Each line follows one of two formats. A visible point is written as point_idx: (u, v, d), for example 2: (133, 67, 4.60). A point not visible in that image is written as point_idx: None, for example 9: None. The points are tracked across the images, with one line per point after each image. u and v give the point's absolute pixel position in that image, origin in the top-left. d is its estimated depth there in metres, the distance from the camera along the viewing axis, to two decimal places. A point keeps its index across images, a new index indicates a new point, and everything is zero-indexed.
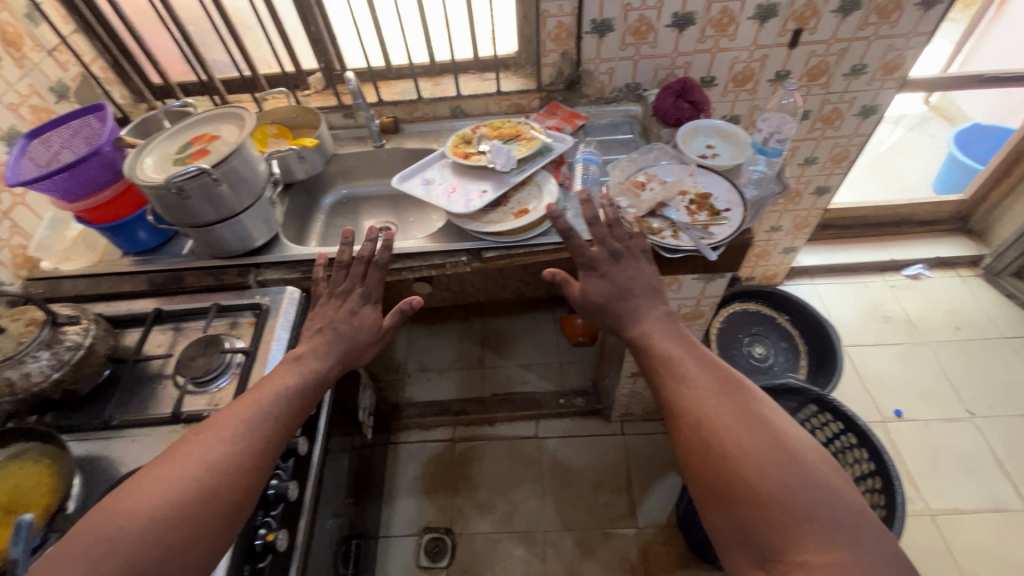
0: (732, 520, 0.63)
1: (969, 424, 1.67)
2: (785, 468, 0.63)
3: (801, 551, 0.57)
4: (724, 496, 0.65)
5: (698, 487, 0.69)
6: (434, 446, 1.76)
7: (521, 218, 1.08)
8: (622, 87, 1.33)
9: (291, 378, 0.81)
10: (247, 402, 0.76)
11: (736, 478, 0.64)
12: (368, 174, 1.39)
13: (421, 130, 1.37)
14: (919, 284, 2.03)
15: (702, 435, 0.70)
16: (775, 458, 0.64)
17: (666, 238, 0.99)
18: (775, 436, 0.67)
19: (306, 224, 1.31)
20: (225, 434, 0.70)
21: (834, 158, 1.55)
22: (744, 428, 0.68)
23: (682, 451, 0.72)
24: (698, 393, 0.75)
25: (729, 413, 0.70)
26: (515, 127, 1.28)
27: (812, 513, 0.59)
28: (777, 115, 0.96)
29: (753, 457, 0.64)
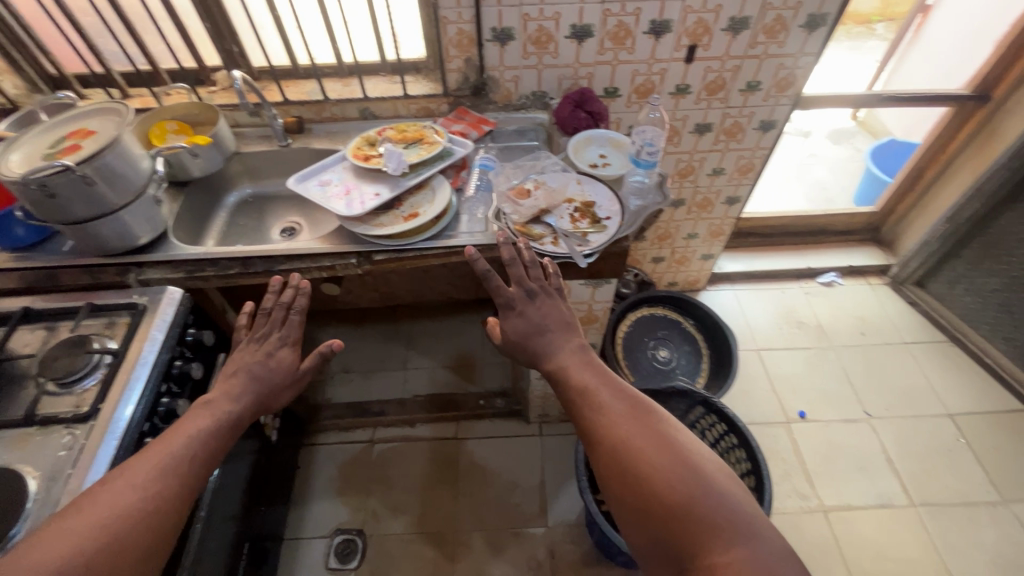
0: (651, 537, 0.68)
1: (866, 425, 1.76)
2: (693, 482, 0.69)
3: (715, 559, 0.62)
4: (644, 516, 0.69)
5: (620, 508, 0.73)
6: (352, 447, 1.75)
7: (409, 222, 1.09)
8: (528, 95, 1.35)
9: (203, 420, 0.81)
10: (162, 445, 0.75)
11: (652, 497, 0.69)
12: (274, 173, 1.38)
13: (330, 131, 1.37)
14: (831, 292, 2.13)
15: (620, 459, 0.74)
16: (683, 473, 0.70)
17: (545, 245, 1.02)
18: (681, 452, 0.73)
19: (205, 223, 1.28)
20: (141, 480, 0.69)
21: (740, 169, 1.61)
22: (654, 447, 0.74)
23: (604, 475, 0.76)
24: (613, 418, 0.80)
25: (641, 434, 0.76)
26: (419, 131, 1.29)
27: (721, 520, 0.65)
28: (653, 131, 1.01)
29: (664, 476, 0.70)
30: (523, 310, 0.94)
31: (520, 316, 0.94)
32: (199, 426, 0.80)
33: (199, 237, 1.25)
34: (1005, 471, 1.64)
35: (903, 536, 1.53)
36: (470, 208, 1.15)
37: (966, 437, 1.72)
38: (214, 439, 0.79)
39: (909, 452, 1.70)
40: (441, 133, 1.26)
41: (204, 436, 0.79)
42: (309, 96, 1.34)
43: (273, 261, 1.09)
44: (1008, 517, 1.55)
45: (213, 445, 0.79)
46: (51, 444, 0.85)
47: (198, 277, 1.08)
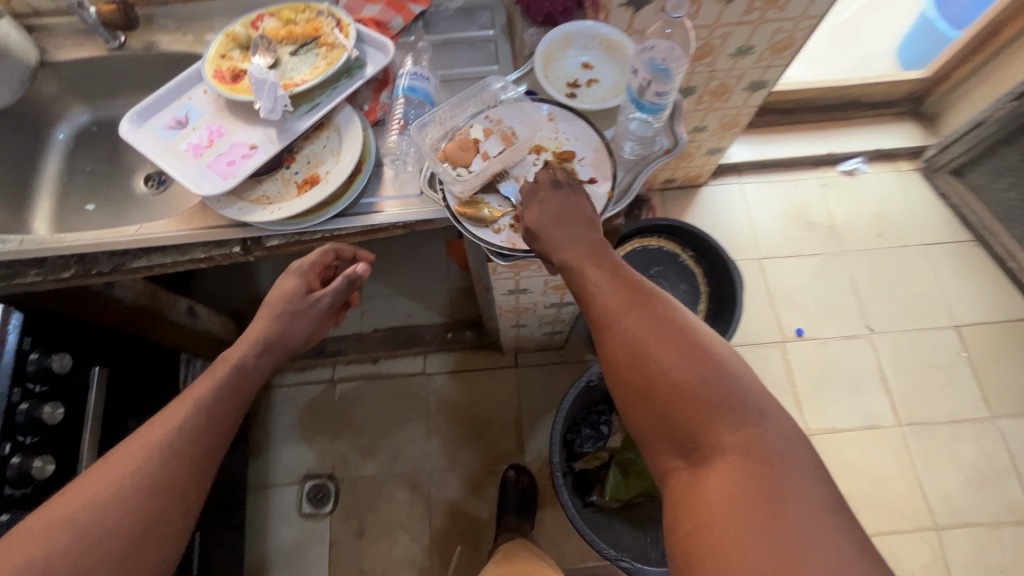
0: (661, 429, 0.59)
1: (866, 342, 1.63)
2: (714, 374, 0.59)
3: (727, 448, 0.56)
4: (652, 409, 0.59)
5: (623, 401, 0.63)
6: (312, 388, 1.61)
7: (304, 195, 0.75)
8: None
9: (209, 384, 0.74)
10: (162, 418, 0.69)
11: (667, 398, 0.58)
12: (119, 88, 0.96)
13: (184, 21, 0.92)
14: (852, 182, 1.82)
15: (628, 360, 0.61)
16: (696, 361, 0.59)
17: (501, 237, 0.72)
18: (699, 347, 0.60)
19: (30, 177, 0.91)
20: (141, 454, 0.64)
21: (773, 48, 1.19)
22: (670, 344, 0.60)
23: (608, 366, 0.64)
24: (617, 304, 0.64)
25: (655, 326, 0.62)
26: (313, 22, 0.86)
27: (732, 411, 0.57)
28: (665, 53, 0.65)
29: (674, 365, 0.59)
30: (540, 198, 0.70)
31: (538, 203, 0.69)
32: (203, 391, 0.73)
33: (27, 200, 0.90)
34: (1001, 387, 1.57)
35: (885, 457, 1.51)
36: (395, 159, 0.79)
37: (968, 351, 1.62)
38: (219, 401, 0.73)
39: (904, 368, 1.60)
40: (346, 25, 0.84)
41: (207, 401, 0.73)
42: None
43: (123, 256, 0.77)
44: (992, 434, 1.53)
45: (220, 409, 0.73)
46: None
47: (18, 284, 0.76)
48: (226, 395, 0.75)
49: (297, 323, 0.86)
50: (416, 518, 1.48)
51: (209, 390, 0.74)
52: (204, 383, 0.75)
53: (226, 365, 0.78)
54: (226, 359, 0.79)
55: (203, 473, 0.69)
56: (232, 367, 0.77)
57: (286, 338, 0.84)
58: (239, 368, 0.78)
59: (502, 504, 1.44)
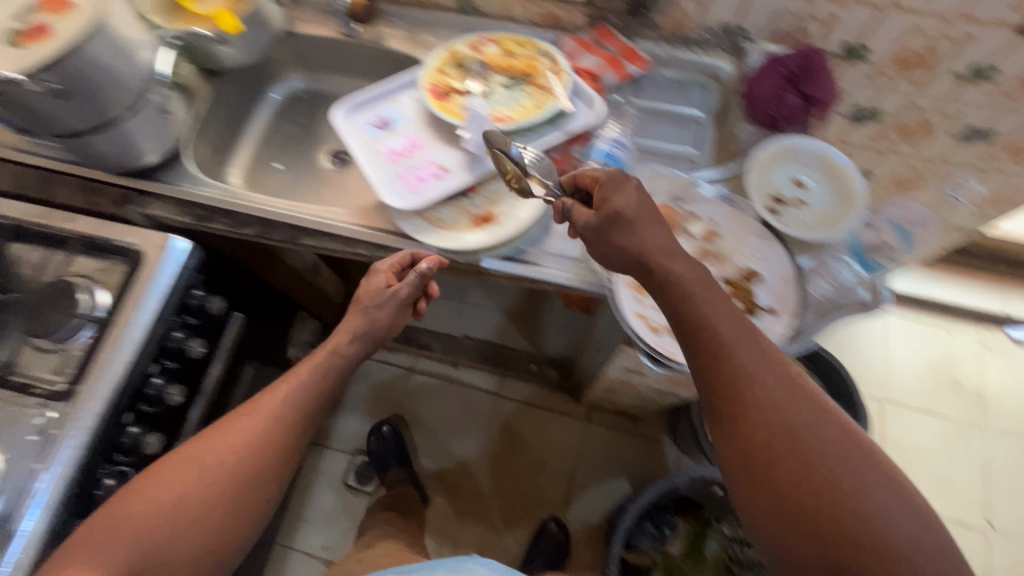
0: (816, 553, 0.51)
1: (979, 536, 1.42)
2: (882, 495, 0.53)
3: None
4: (808, 526, 0.52)
5: (756, 505, 0.55)
6: (391, 369, 1.66)
7: (477, 230, 0.75)
8: (715, 27, 0.85)
9: (286, 393, 0.74)
10: (228, 432, 0.70)
11: (832, 515, 0.52)
12: (335, 67, 1.03)
13: (411, 22, 0.96)
14: (1018, 353, 1.59)
15: (778, 460, 0.54)
16: (853, 468, 0.54)
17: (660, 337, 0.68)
18: (858, 458, 0.55)
19: (237, 125, 1.00)
20: (199, 477, 0.66)
21: (994, 199, 1.05)
22: (827, 450, 0.54)
23: (744, 463, 0.56)
24: (769, 393, 0.57)
25: (810, 427, 0.56)
26: (531, 60, 0.87)
27: (908, 548, 0.51)
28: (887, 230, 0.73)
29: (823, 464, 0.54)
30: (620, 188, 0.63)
31: (622, 192, 0.63)
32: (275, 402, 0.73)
33: (230, 146, 0.98)
34: None
35: None
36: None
37: None
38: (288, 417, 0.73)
39: None
40: (563, 74, 0.84)
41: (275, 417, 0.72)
42: None
43: (297, 231, 0.83)
44: None
45: (289, 424, 0.73)
46: (23, 421, 0.73)
47: (206, 227, 0.84)
48: (301, 406, 0.74)
49: (382, 310, 0.81)
50: (446, 531, 1.49)
51: (281, 399, 0.73)
52: (279, 389, 0.74)
53: (311, 364, 0.77)
54: (325, 346, 0.79)
55: (271, 486, 0.70)
56: (327, 352, 0.78)
57: (374, 328, 0.82)
58: (319, 372, 0.77)
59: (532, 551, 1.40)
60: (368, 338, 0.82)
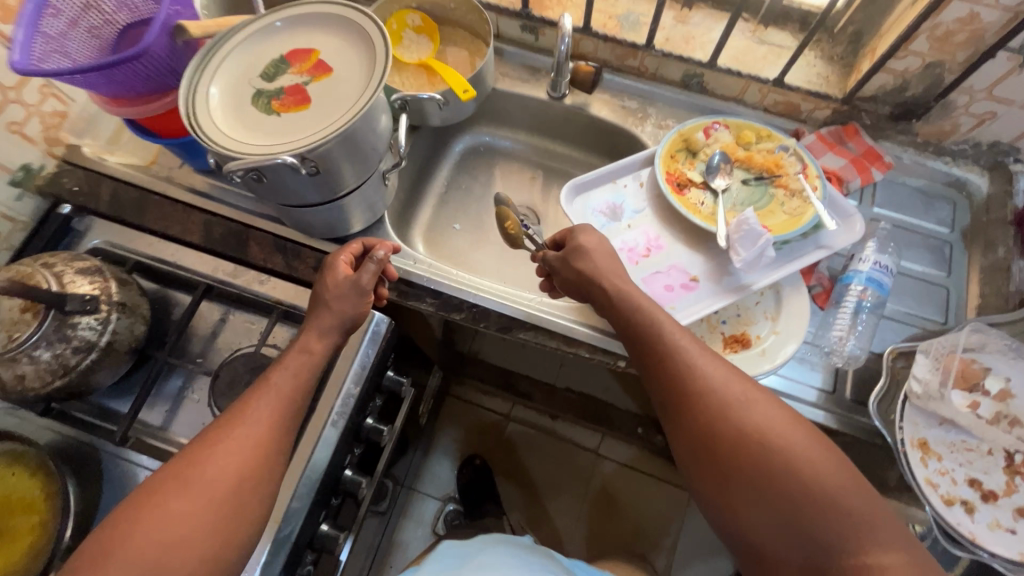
0: (789, 536, 0.48)
1: None
2: (808, 450, 0.51)
3: (860, 551, 0.46)
4: (767, 503, 0.50)
5: (714, 496, 0.53)
6: (486, 414, 1.60)
7: (733, 355, 0.68)
8: (981, 142, 0.78)
9: (266, 402, 0.57)
10: (213, 457, 0.53)
11: (768, 483, 0.50)
12: (525, 125, 0.96)
13: (627, 93, 0.89)
14: None
15: (741, 455, 0.51)
16: (775, 440, 0.52)
17: (955, 514, 0.60)
18: (767, 438, 0.52)
19: (421, 182, 0.93)
20: (171, 528, 0.48)
21: None
22: (785, 427, 0.52)
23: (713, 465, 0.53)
24: (724, 387, 0.55)
25: (742, 404, 0.54)
26: (774, 155, 0.79)
27: (872, 515, 0.48)
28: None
29: (790, 452, 0.50)
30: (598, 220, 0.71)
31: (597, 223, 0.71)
32: (255, 412, 0.56)
33: (412, 203, 0.91)
34: None
35: None
36: (839, 353, 0.70)
37: None
38: (272, 431, 0.56)
39: None
40: (816, 179, 0.76)
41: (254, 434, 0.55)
42: (622, 31, 0.84)
43: (511, 323, 0.75)
44: None
45: (274, 442, 0.56)
46: None
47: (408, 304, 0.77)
48: (286, 423, 0.58)
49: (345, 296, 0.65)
50: None
51: (256, 411, 0.57)
52: (257, 400, 0.58)
53: (288, 368, 0.61)
54: (292, 351, 0.62)
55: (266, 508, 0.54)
56: (301, 357, 0.62)
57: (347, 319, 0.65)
58: (298, 378, 0.60)
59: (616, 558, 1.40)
60: (339, 333, 0.65)
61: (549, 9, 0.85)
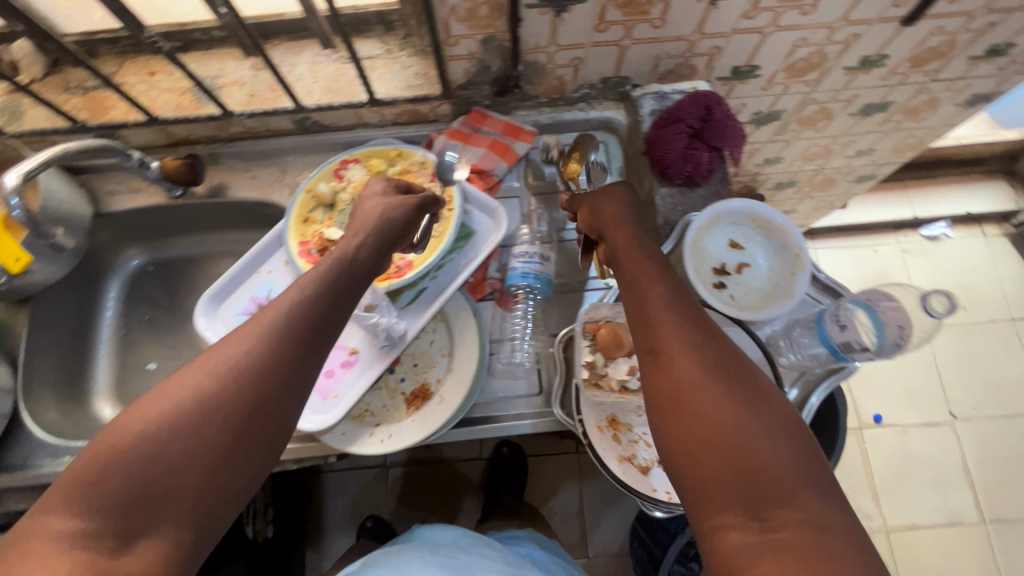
0: (723, 475, 0.41)
1: (948, 430, 1.53)
2: (759, 409, 0.44)
3: (789, 502, 0.39)
4: (709, 442, 0.42)
5: (669, 432, 0.45)
6: (365, 472, 1.52)
7: (416, 413, 0.64)
8: (595, 82, 0.75)
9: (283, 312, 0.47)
10: (221, 380, 0.43)
11: (710, 427, 0.42)
12: (177, 228, 0.85)
13: (253, 160, 0.80)
14: (936, 248, 1.67)
15: (684, 388, 0.45)
16: (739, 392, 0.44)
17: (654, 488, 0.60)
18: (731, 386, 0.45)
19: (82, 339, 0.81)
20: (188, 416, 0.41)
21: (897, 149, 1.05)
22: (732, 368, 0.46)
23: (655, 398, 0.47)
24: (677, 325, 0.49)
25: (697, 341, 0.48)
26: (408, 176, 0.74)
27: (804, 473, 0.41)
28: (899, 319, 0.50)
29: (747, 403, 0.44)
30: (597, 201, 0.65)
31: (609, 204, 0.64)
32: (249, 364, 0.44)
33: (79, 365, 0.79)
34: None
35: (969, 556, 1.42)
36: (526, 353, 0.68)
37: None
38: (283, 338, 0.46)
39: (989, 459, 1.50)
40: (576, 169, 0.75)
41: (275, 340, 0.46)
42: (199, 105, 0.74)
43: None
44: None
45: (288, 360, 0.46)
46: None
47: None
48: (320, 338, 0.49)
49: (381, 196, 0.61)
50: None
51: (264, 315, 0.47)
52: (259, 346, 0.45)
53: (315, 271, 0.51)
54: None
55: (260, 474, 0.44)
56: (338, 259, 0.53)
57: (387, 228, 0.58)
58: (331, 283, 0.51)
59: (500, 481, 1.44)
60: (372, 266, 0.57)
61: (111, 109, 0.74)
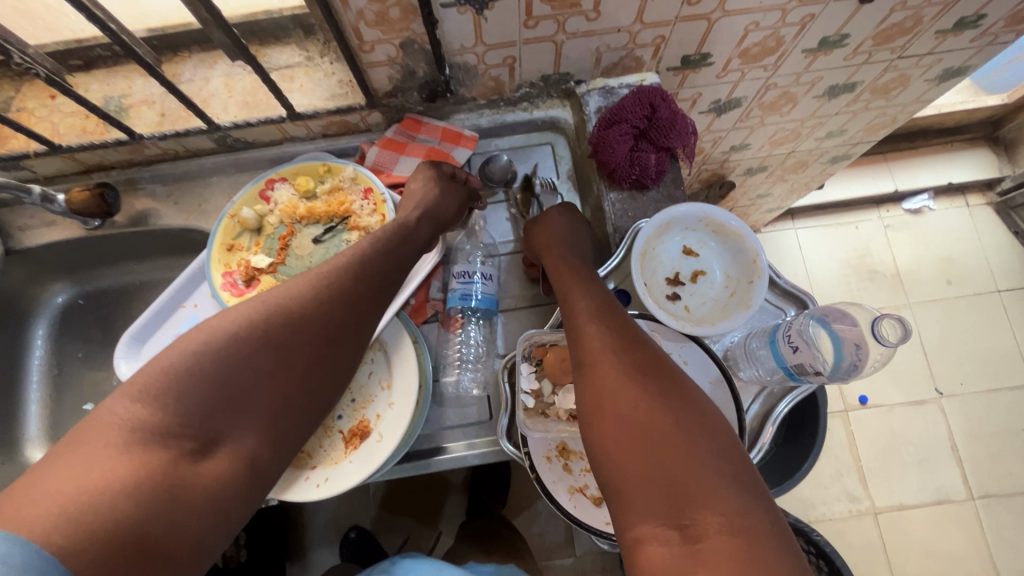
0: (646, 477, 0.39)
1: (934, 407, 1.50)
2: (686, 408, 0.42)
3: (710, 503, 0.37)
4: (633, 442, 0.41)
5: (598, 432, 0.44)
6: None
7: (353, 454, 0.60)
8: (535, 81, 0.70)
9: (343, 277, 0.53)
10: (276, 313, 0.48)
11: (632, 427, 0.42)
12: (102, 261, 0.79)
13: (175, 184, 0.75)
14: (918, 222, 1.63)
15: (606, 393, 0.45)
16: (664, 390, 0.44)
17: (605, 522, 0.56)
18: (658, 384, 0.44)
19: (8, 385, 0.76)
20: (246, 341, 0.45)
21: (869, 128, 1.00)
22: (656, 371, 0.45)
23: (583, 408, 0.46)
24: (604, 331, 0.49)
25: (623, 347, 0.48)
26: (339, 196, 0.69)
27: (727, 475, 0.39)
28: (856, 339, 0.48)
29: (670, 402, 0.43)
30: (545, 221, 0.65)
31: (549, 226, 0.64)
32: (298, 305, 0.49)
33: (9, 411, 0.75)
34: None
35: (957, 534, 1.41)
36: None
37: None
38: (344, 303, 0.51)
39: (976, 435, 1.48)
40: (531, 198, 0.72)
41: (339, 301, 0.51)
42: (105, 129, 0.68)
43: None
44: None
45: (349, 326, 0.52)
46: None
47: None
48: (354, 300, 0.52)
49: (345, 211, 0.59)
50: None
51: (330, 271, 0.52)
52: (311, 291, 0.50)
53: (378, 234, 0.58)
54: None
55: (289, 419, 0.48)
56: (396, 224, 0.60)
57: (438, 205, 0.64)
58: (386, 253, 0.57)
59: (482, 488, 1.42)
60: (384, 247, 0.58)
61: (9, 138, 0.68)
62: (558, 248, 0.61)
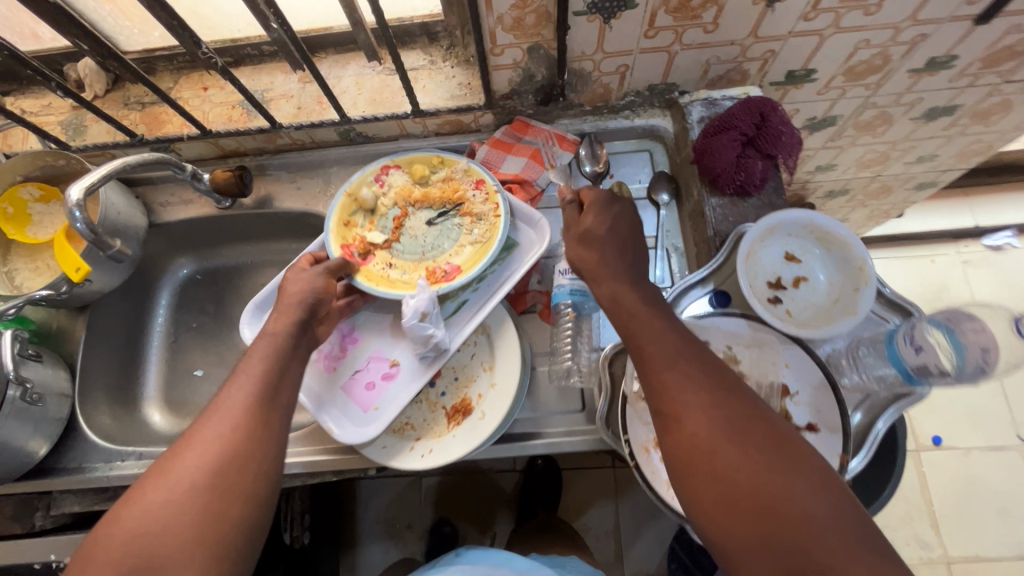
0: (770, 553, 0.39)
1: (1017, 455, 1.42)
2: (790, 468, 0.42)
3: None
4: (749, 517, 0.40)
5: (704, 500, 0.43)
6: (398, 482, 1.51)
7: (456, 430, 0.63)
8: (641, 90, 0.73)
9: (224, 394, 0.51)
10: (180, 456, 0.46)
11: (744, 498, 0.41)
12: (224, 239, 0.87)
13: (298, 172, 0.82)
14: (1002, 259, 1.56)
15: (707, 457, 0.43)
16: (765, 450, 0.43)
17: None
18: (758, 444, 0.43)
19: (134, 347, 0.83)
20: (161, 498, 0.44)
21: (962, 155, 0.99)
22: (749, 420, 0.44)
23: (676, 464, 0.45)
24: (685, 381, 0.47)
25: (711, 397, 0.46)
26: (451, 183, 0.73)
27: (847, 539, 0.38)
28: (983, 342, 0.48)
29: (774, 466, 0.42)
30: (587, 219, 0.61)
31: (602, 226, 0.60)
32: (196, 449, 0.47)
33: (134, 368, 0.83)
34: None
35: None
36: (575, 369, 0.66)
37: None
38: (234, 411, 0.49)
39: None
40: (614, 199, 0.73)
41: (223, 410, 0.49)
42: (249, 118, 0.76)
43: None
44: None
45: (255, 421, 0.49)
46: None
47: None
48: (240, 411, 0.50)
49: (311, 269, 0.64)
50: None
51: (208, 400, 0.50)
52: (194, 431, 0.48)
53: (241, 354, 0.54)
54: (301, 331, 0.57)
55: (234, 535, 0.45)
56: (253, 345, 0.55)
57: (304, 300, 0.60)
58: (248, 353, 0.54)
59: (534, 497, 1.42)
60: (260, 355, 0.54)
61: (166, 123, 0.76)
62: (613, 264, 0.57)
